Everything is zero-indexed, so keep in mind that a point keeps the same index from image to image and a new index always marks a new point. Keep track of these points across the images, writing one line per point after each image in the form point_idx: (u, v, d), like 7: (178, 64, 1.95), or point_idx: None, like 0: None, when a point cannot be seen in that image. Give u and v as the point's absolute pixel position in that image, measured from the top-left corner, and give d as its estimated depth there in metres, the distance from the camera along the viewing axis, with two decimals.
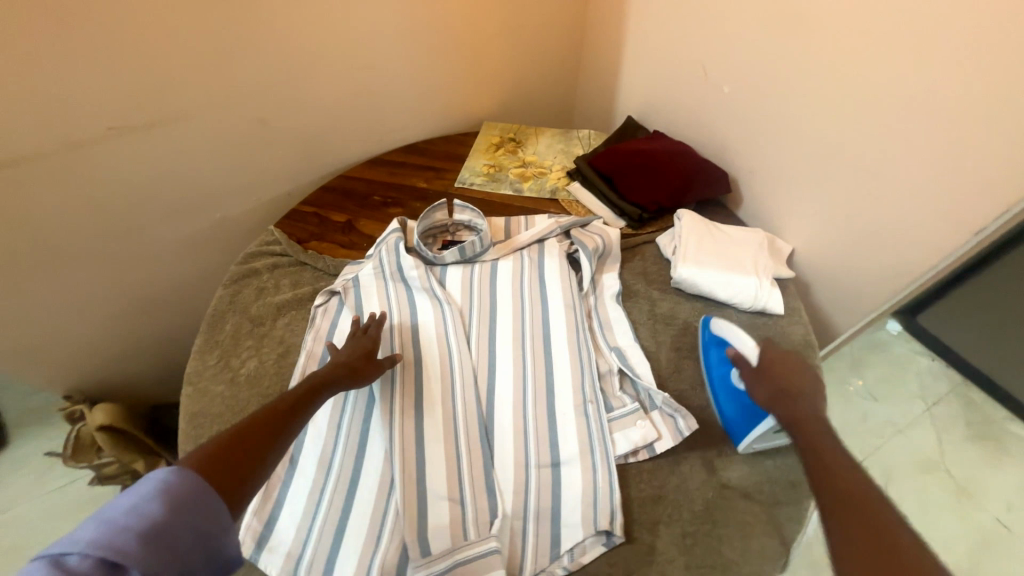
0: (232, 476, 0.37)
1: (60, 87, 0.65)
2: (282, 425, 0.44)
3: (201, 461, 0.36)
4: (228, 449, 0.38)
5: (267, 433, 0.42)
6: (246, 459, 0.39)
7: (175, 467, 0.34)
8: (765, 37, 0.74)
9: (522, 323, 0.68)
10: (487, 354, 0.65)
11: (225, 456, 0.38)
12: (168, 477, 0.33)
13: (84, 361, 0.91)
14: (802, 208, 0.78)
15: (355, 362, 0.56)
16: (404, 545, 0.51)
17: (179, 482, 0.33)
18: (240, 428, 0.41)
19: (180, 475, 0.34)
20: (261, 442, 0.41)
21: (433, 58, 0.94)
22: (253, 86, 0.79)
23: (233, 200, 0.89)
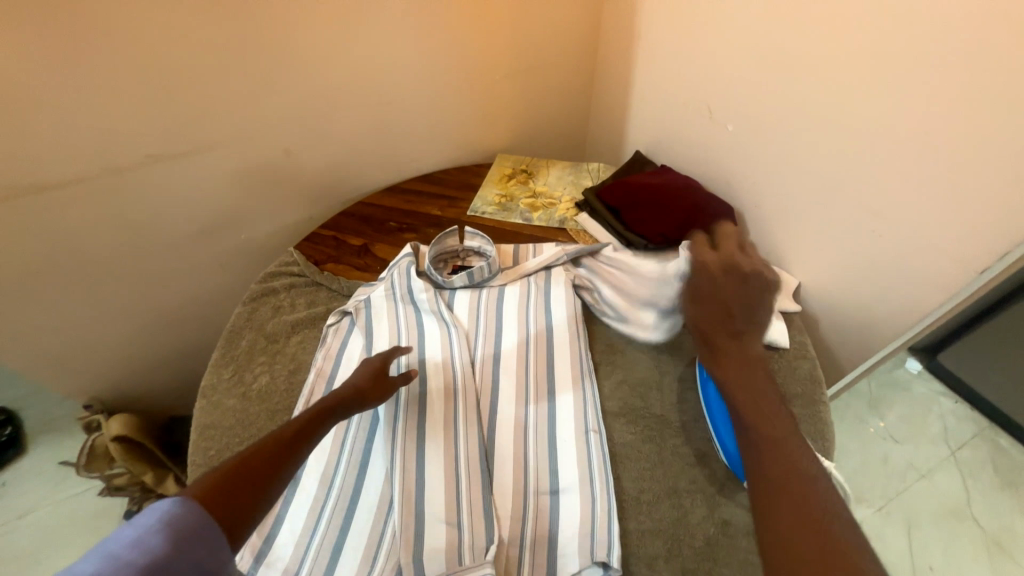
0: (236, 509, 0.38)
1: (108, 117, 0.71)
2: (288, 452, 0.45)
3: (207, 491, 0.37)
4: (231, 478, 0.39)
5: (272, 458, 0.44)
6: (250, 488, 0.40)
7: (178, 500, 0.35)
8: (765, 80, 0.77)
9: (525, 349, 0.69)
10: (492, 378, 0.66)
11: (230, 485, 0.39)
12: (171, 509, 0.34)
13: (106, 373, 0.94)
14: (808, 242, 0.79)
15: (363, 383, 0.57)
16: (399, 567, 0.51)
17: (185, 514, 0.34)
18: (245, 456, 0.42)
19: (184, 508, 0.35)
20: (264, 468, 0.42)
21: (451, 94, 1.00)
22: (283, 118, 0.85)
23: (257, 222, 0.94)
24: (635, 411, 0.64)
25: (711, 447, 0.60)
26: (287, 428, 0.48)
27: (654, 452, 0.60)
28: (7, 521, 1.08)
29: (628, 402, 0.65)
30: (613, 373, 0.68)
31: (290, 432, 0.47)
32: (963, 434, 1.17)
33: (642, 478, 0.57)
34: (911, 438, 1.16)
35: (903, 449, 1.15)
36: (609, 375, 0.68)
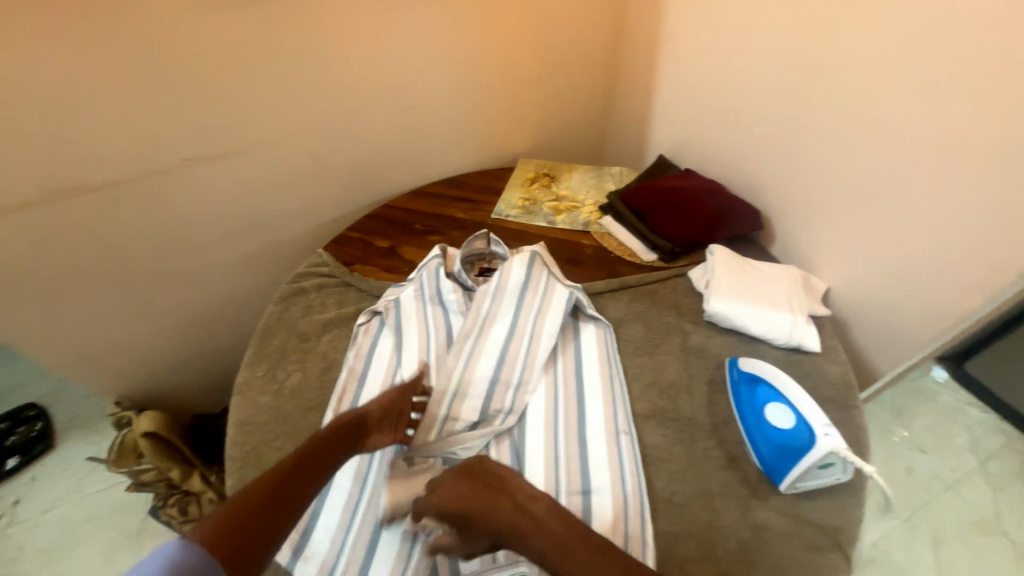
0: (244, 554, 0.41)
1: (153, 120, 0.73)
2: (289, 487, 0.47)
3: (213, 527, 0.41)
4: (234, 520, 0.42)
5: (272, 496, 0.46)
6: (262, 524, 0.44)
7: (179, 542, 0.39)
8: (795, 83, 0.77)
9: (513, 374, 0.66)
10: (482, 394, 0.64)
11: (235, 526, 0.42)
12: (174, 552, 0.37)
13: (136, 370, 0.97)
14: (837, 247, 0.78)
15: (370, 412, 0.57)
16: (433, 564, 0.53)
17: (187, 555, 0.38)
18: (245, 496, 0.45)
19: (187, 549, 0.38)
20: (267, 505, 0.45)
21: (476, 99, 1.02)
22: (316, 122, 0.87)
23: (285, 224, 0.96)
24: (664, 412, 0.64)
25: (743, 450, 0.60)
26: (285, 461, 0.49)
27: (685, 455, 0.59)
28: (33, 515, 1.10)
29: (657, 404, 0.65)
30: (642, 375, 0.68)
31: (288, 466, 0.49)
32: (991, 444, 1.14)
33: (674, 480, 0.57)
34: (938, 449, 1.13)
35: (929, 459, 1.12)
36: (637, 377, 0.68)
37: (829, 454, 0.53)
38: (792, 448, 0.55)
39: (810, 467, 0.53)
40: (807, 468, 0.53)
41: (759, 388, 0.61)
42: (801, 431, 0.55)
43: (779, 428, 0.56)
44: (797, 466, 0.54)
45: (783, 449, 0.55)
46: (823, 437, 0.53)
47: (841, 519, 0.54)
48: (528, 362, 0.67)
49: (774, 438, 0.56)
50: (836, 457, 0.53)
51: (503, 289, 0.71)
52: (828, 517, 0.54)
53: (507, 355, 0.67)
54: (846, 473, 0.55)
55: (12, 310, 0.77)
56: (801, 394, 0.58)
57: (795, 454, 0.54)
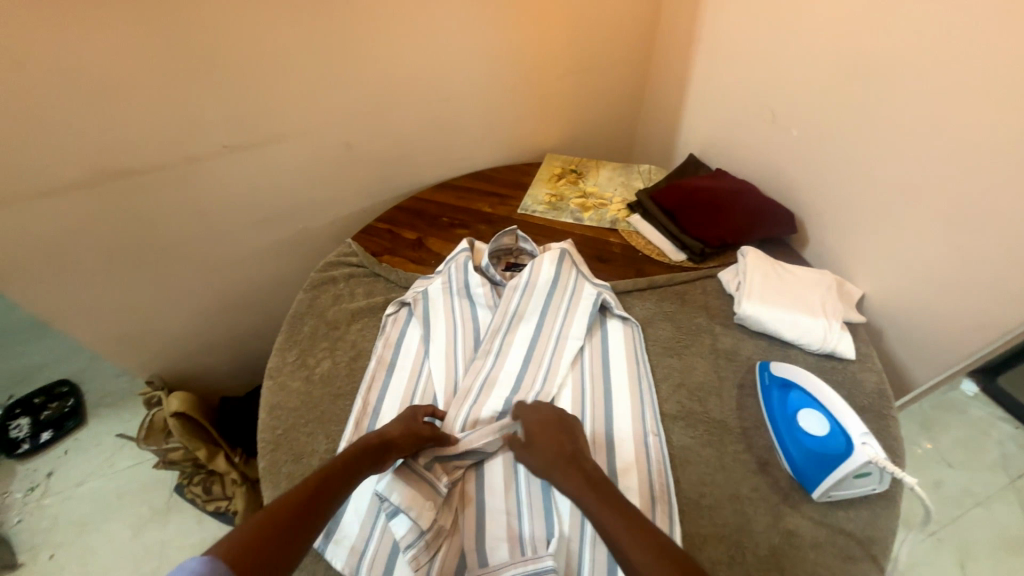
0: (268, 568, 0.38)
1: (192, 108, 0.75)
2: (316, 504, 0.45)
3: (240, 540, 0.38)
4: (260, 535, 0.39)
5: (300, 513, 0.43)
6: (288, 539, 0.41)
7: (204, 557, 0.36)
8: (837, 84, 0.75)
9: (538, 374, 0.66)
10: (506, 391, 0.64)
11: (260, 541, 0.39)
12: (200, 567, 0.35)
13: (168, 351, 0.99)
14: (875, 252, 0.76)
15: (392, 434, 0.55)
16: (463, 553, 0.53)
17: (212, 570, 0.35)
18: (272, 511, 0.42)
19: (211, 566, 0.35)
20: (291, 521, 0.42)
21: (506, 93, 1.01)
22: (347, 113, 0.88)
23: (315, 213, 0.97)
24: (692, 414, 0.63)
25: (774, 455, 0.59)
26: (312, 478, 0.47)
27: (713, 456, 0.59)
28: (65, 488, 1.14)
29: (686, 405, 0.64)
30: (670, 376, 0.68)
31: (314, 483, 0.47)
32: None
33: (702, 482, 0.57)
34: (968, 464, 1.10)
35: (958, 474, 1.09)
36: (665, 378, 0.68)
37: (868, 464, 0.52)
38: (827, 456, 0.54)
39: (847, 476, 0.53)
40: (842, 478, 0.53)
41: (792, 394, 0.61)
42: (837, 439, 0.54)
43: (813, 435, 0.56)
44: (834, 475, 0.53)
45: (817, 457, 0.55)
46: (862, 445, 0.52)
47: (874, 530, 0.53)
48: (552, 364, 0.67)
49: (808, 446, 0.56)
50: (876, 467, 0.51)
51: (533, 287, 0.72)
52: (862, 527, 0.53)
53: (534, 353, 0.68)
54: (882, 483, 0.54)
55: (54, 290, 0.78)
56: (837, 402, 0.57)
57: (831, 463, 0.54)
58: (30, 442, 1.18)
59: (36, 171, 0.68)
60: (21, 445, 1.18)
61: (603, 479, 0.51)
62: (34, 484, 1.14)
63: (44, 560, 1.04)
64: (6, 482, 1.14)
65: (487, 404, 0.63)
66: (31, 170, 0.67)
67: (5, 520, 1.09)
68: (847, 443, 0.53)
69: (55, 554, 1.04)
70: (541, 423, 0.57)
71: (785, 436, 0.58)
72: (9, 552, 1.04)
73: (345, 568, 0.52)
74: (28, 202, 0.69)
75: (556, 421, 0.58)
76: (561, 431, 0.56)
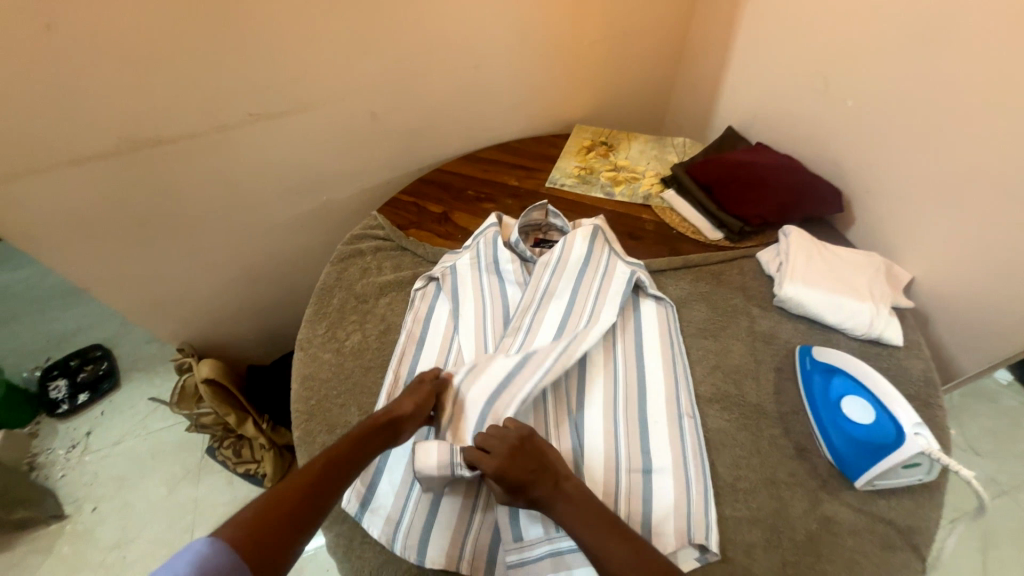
0: (266, 556, 0.42)
1: (216, 74, 0.72)
2: (318, 490, 0.47)
3: (243, 525, 0.43)
4: (263, 520, 0.43)
5: (309, 497, 0.47)
6: (295, 524, 0.44)
7: (210, 538, 0.41)
8: (903, 51, 0.69)
9: (560, 342, 0.62)
10: (521, 356, 0.60)
11: (264, 526, 0.43)
12: (203, 549, 0.40)
13: (197, 320, 1.01)
14: (928, 235, 0.72)
15: (402, 412, 0.55)
16: (497, 527, 0.54)
17: (215, 554, 0.40)
18: (279, 493, 0.46)
19: (215, 548, 0.41)
20: (294, 506, 0.45)
21: (537, 59, 0.96)
22: (372, 80, 0.85)
23: (340, 185, 0.96)
24: (728, 397, 0.62)
25: (813, 441, 0.58)
26: (319, 463, 0.49)
27: (749, 441, 0.58)
28: (104, 446, 1.19)
29: (721, 387, 0.63)
30: (706, 358, 0.66)
31: (321, 467, 0.49)
32: None
33: (737, 465, 0.56)
34: (996, 453, 1.06)
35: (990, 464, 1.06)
36: (700, 360, 0.66)
37: (918, 454, 0.50)
38: (874, 443, 0.53)
39: (895, 465, 0.51)
40: (887, 467, 0.51)
41: (835, 380, 0.59)
42: (885, 427, 0.53)
43: (858, 421, 0.55)
44: (880, 463, 0.52)
45: (862, 445, 0.54)
46: (913, 435, 0.51)
47: (915, 519, 0.52)
48: (579, 335, 0.63)
49: (853, 433, 0.54)
50: (926, 457, 0.50)
51: (564, 264, 0.70)
52: (903, 516, 0.53)
53: (565, 330, 0.65)
54: (930, 474, 0.53)
55: (88, 259, 0.79)
56: (886, 388, 0.55)
57: (876, 450, 0.52)
58: (68, 403, 1.23)
59: (66, 140, 0.67)
60: (60, 405, 1.23)
61: (579, 493, 0.50)
62: (74, 442, 1.19)
63: (88, 512, 1.09)
64: (48, 439, 1.20)
65: (492, 369, 0.60)
66: (62, 138, 0.67)
67: (50, 474, 1.15)
68: (896, 432, 0.52)
69: (98, 507, 1.10)
70: (510, 452, 0.51)
71: (827, 423, 0.56)
72: (55, 504, 1.10)
73: (381, 536, 0.53)
74: (61, 172, 0.69)
75: (516, 444, 0.52)
76: (536, 457, 0.51)
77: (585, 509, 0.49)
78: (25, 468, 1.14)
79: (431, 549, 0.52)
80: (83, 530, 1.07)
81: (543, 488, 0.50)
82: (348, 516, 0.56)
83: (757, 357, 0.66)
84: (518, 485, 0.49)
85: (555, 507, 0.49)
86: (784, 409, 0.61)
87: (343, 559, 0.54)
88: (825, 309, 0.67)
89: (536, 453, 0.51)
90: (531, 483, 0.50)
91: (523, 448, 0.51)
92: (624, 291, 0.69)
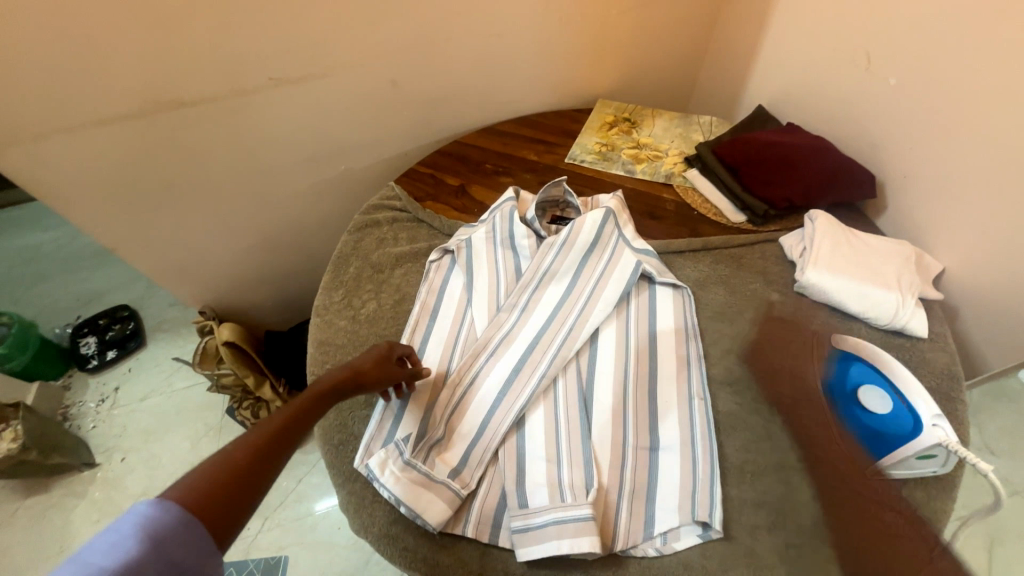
0: (226, 514, 0.38)
1: (236, 36, 0.71)
2: (277, 448, 0.44)
3: (197, 486, 0.38)
4: (218, 480, 0.39)
5: (268, 458, 0.43)
6: (253, 481, 0.41)
7: (157, 499, 0.36)
8: (957, 25, 0.64)
9: (559, 333, 0.64)
10: (525, 346, 0.63)
11: (220, 486, 0.39)
12: (150, 512, 0.35)
13: (218, 284, 1.03)
14: (964, 224, 0.68)
15: (363, 366, 0.55)
16: (504, 494, 0.55)
17: (163, 515, 0.35)
18: (238, 455, 0.41)
19: (162, 509, 0.36)
20: (252, 465, 0.42)
21: (562, 27, 0.93)
22: (392, 47, 0.83)
23: (358, 154, 0.95)
24: (741, 381, 0.62)
25: (825, 428, 0.58)
26: (278, 419, 0.46)
27: (760, 425, 0.58)
28: (132, 401, 1.25)
29: (734, 371, 0.63)
30: (721, 342, 0.66)
31: (280, 426, 0.46)
32: None
33: (746, 449, 0.56)
34: None
35: None
36: (714, 343, 0.66)
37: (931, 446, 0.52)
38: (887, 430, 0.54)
39: (909, 454, 0.53)
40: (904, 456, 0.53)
41: (852, 368, 0.59)
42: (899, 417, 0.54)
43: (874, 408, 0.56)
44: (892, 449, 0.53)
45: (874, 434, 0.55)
46: (932, 427, 0.52)
47: (927, 510, 0.52)
48: (580, 320, 0.65)
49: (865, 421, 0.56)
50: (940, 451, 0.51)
51: (571, 246, 0.69)
52: (915, 506, 0.52)
53: (562, 312, 0.66)
54: (944, 466, 0.54)
55: (115, 220, 0.81)
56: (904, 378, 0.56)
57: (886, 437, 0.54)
58: (97, 358, 1.30)
59: (91, 100, 0.68)
60: (91, 360, 1.29)
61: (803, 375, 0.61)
62: (104, 396, 1.25)
63: (117, 462, 1.16)
64: (80, 392, 1.26)
65: (501, 362, 0.62)
66: (87, 98, 0.68)
67: (82, 424, 1.21)
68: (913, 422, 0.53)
69: (126, 458, 1.16)
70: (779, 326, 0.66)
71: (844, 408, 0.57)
72: (87, 452, 1.16)
73: (390, 498, 0.53)
74: (87, 131, 0.70)
75: (765, 320, 0.67)
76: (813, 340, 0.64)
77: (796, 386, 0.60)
78: (60, 418, 1.21)
79: (431, 505, 0.53)
80: (113, 477, 1.14)
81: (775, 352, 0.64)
82: (360, 475, 0.58)
83: (769, 342, 0.65)
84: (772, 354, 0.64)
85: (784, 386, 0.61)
86: (795, 393, 0.60)
87: (355, 516, 0.56)
88: (847, 299, 0.65)
89: (778, 324, 0.67)
90: (782, 346, 0.64)
91: (774, 324, 0.67)
92: (631, 276, 0.68)
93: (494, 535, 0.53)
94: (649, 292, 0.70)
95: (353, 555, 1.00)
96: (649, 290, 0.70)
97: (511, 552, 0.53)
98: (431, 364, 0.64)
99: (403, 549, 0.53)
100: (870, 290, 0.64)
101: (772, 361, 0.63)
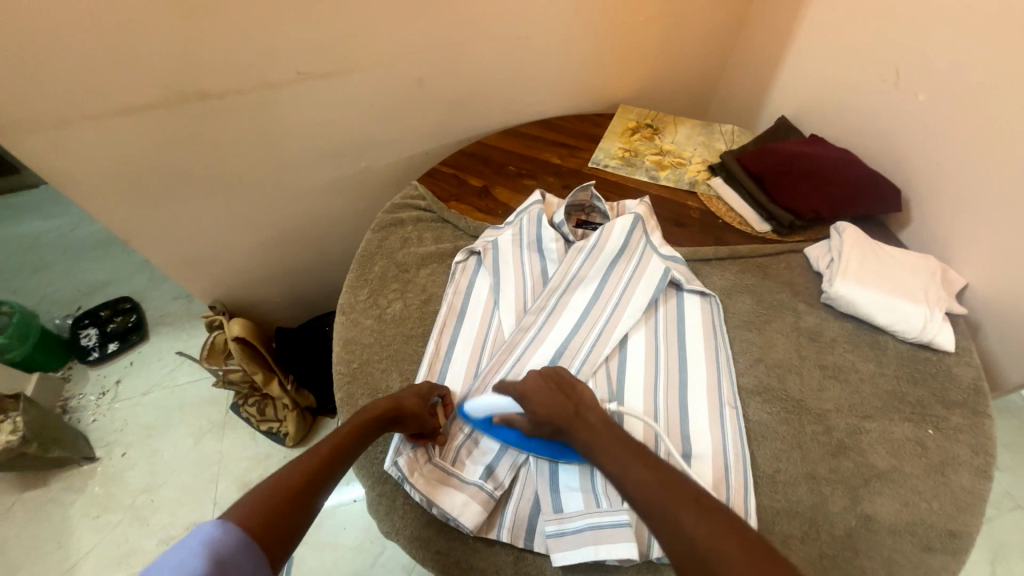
0: (278, 538, 0.41)
1: (266, 29, 0.71)
2: (323, 476, 0.47)
3: (253, 509, 0.42)
4: (271, 505, 0.42)
5: (310, 484, 0.46)
6: (303, 507, 0.44)
7: (219, 521, 0.40)
8: (989, 43, 0.64)
9: (589, 338, 0.64)
10: (554, 349, 0.63)
11: (273, 512, 0.42)
12: (213, 532, 0.39)
13: (231, 279, 1.02)
14: (990, 241, 0.69)
15: (405, 398, 0.55)
16: (537, 499, 0.55)
17: (225, 535, 0.39)
18: (285, 479, 0.45)
19: (224, 530, 0.40)
20: (300, 489, 0.45)
21: (589, 31, 0.92)
22: (420, 44, 0.82)
23: (380, 151, 0.95)
24: (770, 390, 0.62)
25: (856, 440, 0.58)
26: (325, 447, 0.49)
27: (790, 435, 0.58)
28: (134, 394, 1.23)
29: (764, 380, 0.63)
30: (749, 350, 0.66)
31: (327, 452, 0.49)
32: None
33: (777, 458, 0.57)
34: (1014, 465, 1.04)
35: (1006, 474, 1.03)
36: (743, 353, 0.66)
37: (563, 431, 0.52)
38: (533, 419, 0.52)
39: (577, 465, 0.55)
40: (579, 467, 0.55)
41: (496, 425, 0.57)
42: (542, 409, 0.51)
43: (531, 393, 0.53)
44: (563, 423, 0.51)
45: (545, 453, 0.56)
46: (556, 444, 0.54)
47: (956, 524, 0.52)
48: (609, 327, 0.65)
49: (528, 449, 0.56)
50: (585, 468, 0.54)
51: (599, 251, 0.69)
52: (945, 520, 0.53)
53: (590, 317, 0.66)
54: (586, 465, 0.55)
55: (131, 211, 0.80)
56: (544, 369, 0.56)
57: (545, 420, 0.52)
58: (99, 350, 1.28)
59: (117, 88, 0.67)
60: (92, 352, 1.27)
61: (956, 394, 0.61)
62: (104, 390, 1.23)
63: (118, 456, 1.14)
64: (80, 385, 1.24)
65: (529, 365, 0.62)
66: (115, 85, 0.67)
67: (82, 418, 1.19)
68: (559, 407, 0.51)
69: (128, 452, 1.15)
70: (956, 361, 0.65)
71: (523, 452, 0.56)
72: (88, 446, 1.14)
73: (422, 501, 0.54)
74: (114, 120, 0.70)
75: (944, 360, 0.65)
76: (934, 369, 0.64)
77: (973, 429, 0.59)
78: (59, 411, 1.19)
79: (463, 515, 0.52)
80: (114, 471, 1.12)
81: (945, 385, 0.62)
82: (390, 477, 0.57)
83: (794, 350, 0.66)
84: (947, 390, 0.62)
85: (952, 418, 0.60)
86: (822, 405, 0.60)
87: (385, 518, 0.56)
88: (876, 313, 0.65)
89: (934, 364, 0.64)
90: (937, 376, 0.63)
91: (955, 362, 0.64)
92: (660, 284, 0.68)
93: (528, 539, 0.53)
94: (676, 299, 0.70)
95: (360, 556, 0.99)
96: (677, 298, 0.70)
97: (545, 556, 0.53)
98: (462, 369, 0.64)
99: (434, 552, 0.53)
100: (901, 303, 0.64)
101: (797, 373, 0.63)
